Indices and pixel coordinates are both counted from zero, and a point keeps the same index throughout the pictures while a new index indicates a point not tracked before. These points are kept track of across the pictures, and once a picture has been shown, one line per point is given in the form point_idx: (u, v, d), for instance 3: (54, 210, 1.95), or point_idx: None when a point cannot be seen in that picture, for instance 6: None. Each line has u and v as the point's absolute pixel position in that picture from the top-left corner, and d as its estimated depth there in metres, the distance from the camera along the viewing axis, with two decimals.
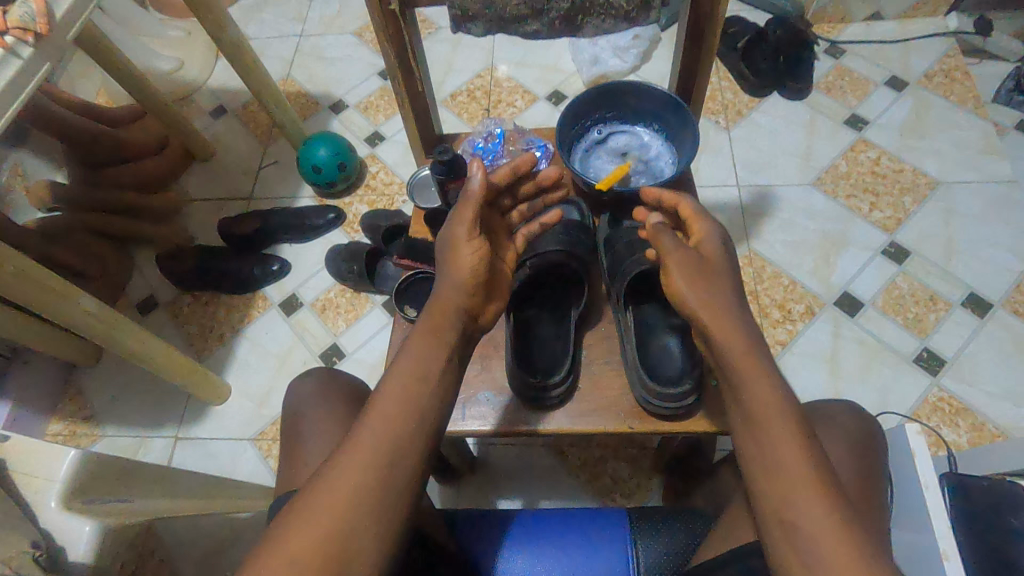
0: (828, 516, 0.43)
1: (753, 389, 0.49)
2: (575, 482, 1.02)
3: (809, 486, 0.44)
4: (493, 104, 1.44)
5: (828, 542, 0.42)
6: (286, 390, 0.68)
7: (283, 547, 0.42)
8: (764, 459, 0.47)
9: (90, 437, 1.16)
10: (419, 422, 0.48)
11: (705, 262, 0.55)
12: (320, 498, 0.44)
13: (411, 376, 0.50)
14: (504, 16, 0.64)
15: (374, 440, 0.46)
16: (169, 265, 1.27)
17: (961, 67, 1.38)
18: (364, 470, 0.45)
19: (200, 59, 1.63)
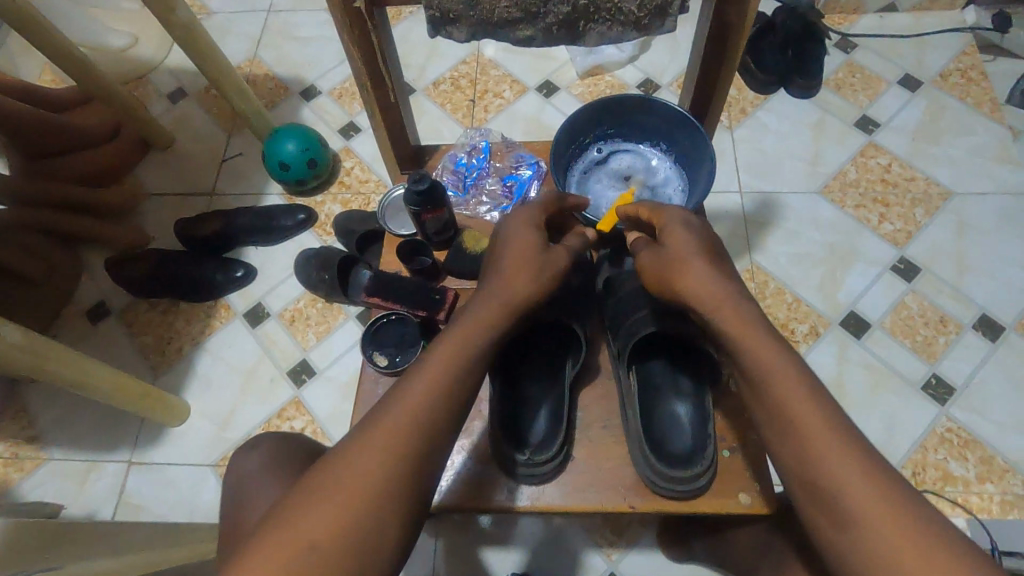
0: (847, 463, 0.45)
1: (757, 356, 0.51)
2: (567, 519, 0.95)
3: (824, 438, 0.46)
4: (479, 94, 1.32)
5: (854, 490, 0.44)
6: (231, 467, 0.64)
7: (300, 520, 0.42)
8: (793, 444, 0.48)
9: (35, 460, 1.06)
10: (437, 421, 0.49)
11: (674, 253, 0.58)
12: (331, 488, 0.44)
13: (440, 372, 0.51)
14: (493, 20, 0.57)
15: (396, 431, 0.47)
16: (120, 270, 1.16)
17: (977, 67, 1.29)
18: (382, 460, 0.46)
19: (157, 34, 1.48)
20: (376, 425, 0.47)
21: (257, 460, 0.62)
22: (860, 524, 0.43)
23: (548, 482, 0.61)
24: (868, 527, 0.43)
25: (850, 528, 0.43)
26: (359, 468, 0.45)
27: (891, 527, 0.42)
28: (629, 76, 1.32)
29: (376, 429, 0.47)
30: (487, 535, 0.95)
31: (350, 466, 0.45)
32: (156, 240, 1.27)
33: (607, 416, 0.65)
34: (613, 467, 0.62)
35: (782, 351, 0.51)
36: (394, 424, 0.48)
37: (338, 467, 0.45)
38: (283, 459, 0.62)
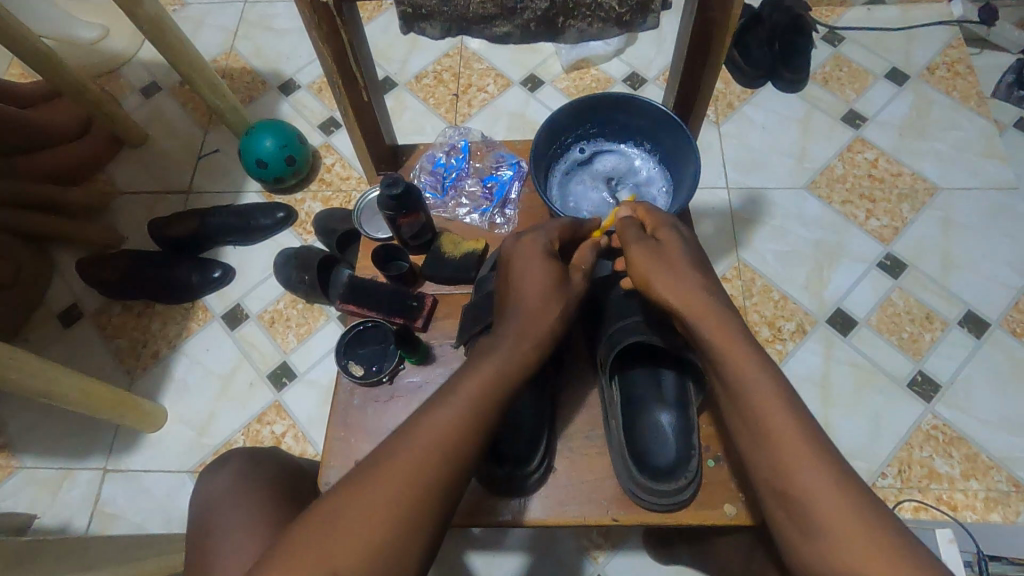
0: (821, 476, 0.45)
1: (735, 366, 0.50)
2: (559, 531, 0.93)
3: (798, 450, 0.47)
4: (462, 89, 1.30)
5: (825, 502, 0.44)
6: (199, 486, 0.61)
7: (318, 556, 0.43)
8: (768, 455, 0.48)
9: (6, 469, 1.03)
10: (449, 457, 0.48)
11: (664, 257, 0.56)
12: (337, 521, 0.45)
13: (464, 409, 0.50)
14: (467, 16, 0.54)
15: (411, 470, 0.47)
16: (91, 272, 1.12)
17: (963, 60, 1.28)
18: (389, 501, 0.46)
19: (129, 26, 1.43)
20: (393, 454, 0.47)
21: (226, 479, 0.60)
22: (830, 535, 0.44)
23: (530, 493, 0.60)
24: (837, 539, 0.43)
25: (821, 539, 0.44)
26: (366, 507, 0.45)
27: (861, 538, 0.43)
28: (614, 70, 1.30)
29: (392, 460, 0.47)
30: (473, 539, 0.94)
31: (361, 502, 0.45)
32: (129, 240, 1.23)
33: (590, 426, 0.63)
34: (596, 478, 0.61)
35: (763, 363, 0.50)
36: (410, 461, 0.47)
37: (347, 501, 0.46)
38: (253, 477, 0.60)
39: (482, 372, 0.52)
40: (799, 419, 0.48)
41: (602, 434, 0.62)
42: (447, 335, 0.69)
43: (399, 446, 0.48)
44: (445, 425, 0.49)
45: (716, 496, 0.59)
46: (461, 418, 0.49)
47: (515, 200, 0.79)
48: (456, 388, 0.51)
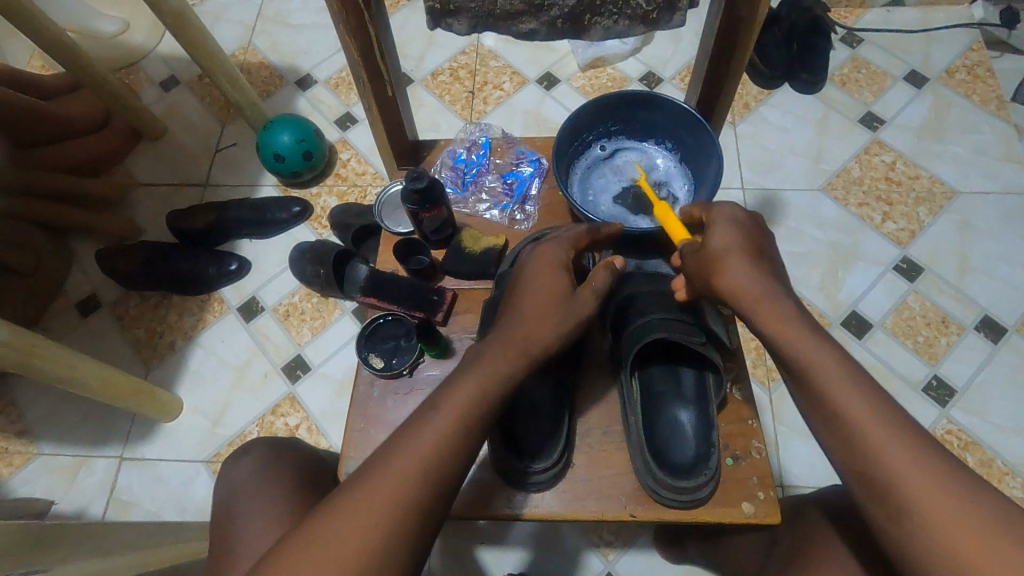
0: (911, 463, 0.44)
1: (801, 353, 0.51)
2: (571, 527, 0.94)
3: (878, 429, 0.46)
4: (478, 86, 1.30)
5: (912, 479, 0.44)
6: (221, 474, 0.62)
7: (308, 555, 0.43)
8: (849, 440, 0.47)
9: (24, 455, 1.05)
10: (442, 461, 0.47)
11: (718, 253, 0.56)
12: (326, 535, 0.43)
13: (449, 429, 0.49)
14: (495, 12, 0.55)
15: (398, 485, 0.46)
16: (110, 263, 1.13)
17: (983, 63, 1.27)
18: (378, 515, 0.44)
19: (149, 19, 1.44)
20: (380, 470, 0.47)
21: (247, 469, 0.61)
22: (920, 516, 0.43)
23: (547, 489, 0.61)
24: (931, 517, 0.43)
25: (913, 519, 0.43)
26: (353, 522, 0.44)
27: (961, 523, 0.42)
28: (631, 69, 1.30)
29: (379, 475, 0.46)
30: (483, 533, 0.94)
31: (347, 515, 0.44)
32: (147, 232, 1.25)
33: (607, 422, 0.63)
34: (614, 473, 0.61)
35: (829, 353, 0.50)
36: (396, 478, 0.46)
37: (332, 515, 0.44)
38: (274, 468, 0.60)
39: (468, 386, 0.51)
40: (871, 402, 0.48)
41: (620, 430, 0.63)
42: (466, 329, 0.70)
43: (385, 465, 0.47)
44: (426, 446, 0.48)
45: (734, 495, 0.59)
46: (448, 434, 0.49)
47: (534, 197, 0.79)
48: (441, 405, 0.50)
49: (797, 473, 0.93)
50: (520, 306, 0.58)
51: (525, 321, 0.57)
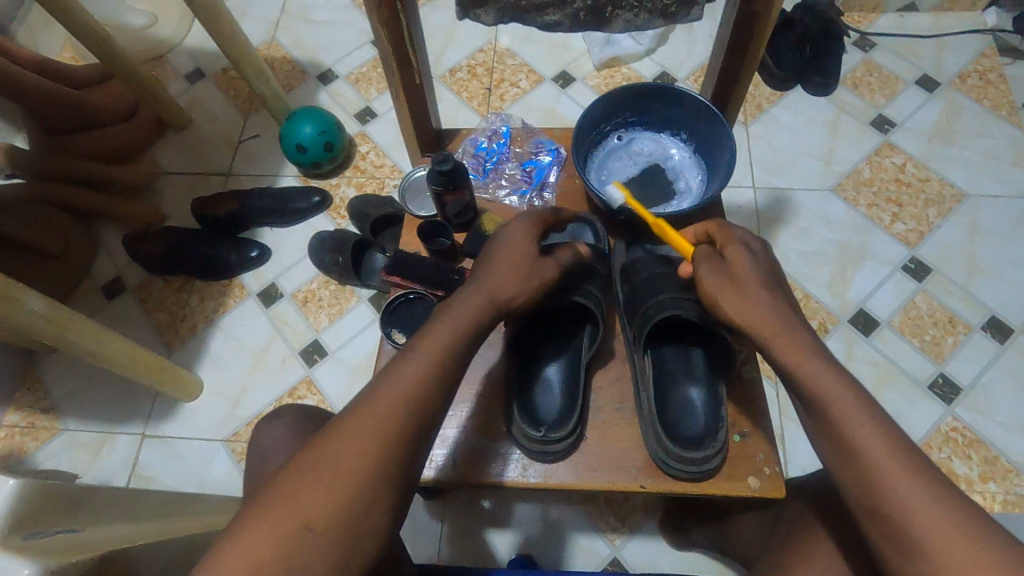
0: (903, 476, 0.45)
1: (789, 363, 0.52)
2: (578, 515, 0.96)
3: (874, 438, 0.47)
4: (495, 83, 1.33)
5: (904, 487, 0.45)
6: (251, 438, 0.66)
7: (293, 497, 0.43)
8: (842, 446, 0.48)
9: (50, 430, 1.08)
10: (421, 412, 0.49)
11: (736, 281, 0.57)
12: (303, 489, 0.44)
13: (411, 385, 0.49)
14: (521, 4, 0.58)
15: (368, 441, 0.46)
16: (137, 246, 1.17)
17: (995, 69, 1.29)
18: (351, 468, 0.45)
19: (176, 13, 1.48)
20: (348, 426, 0.47)
21: (274, 434, 0.64)
22: (909, 528, 0.44)
23: (560, 463, 0.63)
24: (919, 521, 0.43)
25: (902, 530, 0.44)
26: (329, 476, 0.44)
27: (946, 537, 0.42)
28: (645, 69, 1.32)
29: (347, 432, 0.46)
30: (489, 514, 0.97)
31: (323, 470, 0.45)
32: (171, 218, 1.28)
33: (619, 399, 0.66)
34: (625, 447, 0.63)
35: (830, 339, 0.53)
36: (365, 436, 0.46)
37: (306, 472, 0.45)
38: (301, 433, 0.63)
39: (430, 343, 0.52)
40: (862, 390, 0.50)
41: (632, 407, 0.65)
42: None
43: (352, 421, 0.47)
44: (391, 401, 0.48)
45: (741, 471, 0.61)
46: (414, 388, 0.49)
47: (552, 184, 0.82)
48: (400, 369, 0.50)
49: (802, 465, 0.94)
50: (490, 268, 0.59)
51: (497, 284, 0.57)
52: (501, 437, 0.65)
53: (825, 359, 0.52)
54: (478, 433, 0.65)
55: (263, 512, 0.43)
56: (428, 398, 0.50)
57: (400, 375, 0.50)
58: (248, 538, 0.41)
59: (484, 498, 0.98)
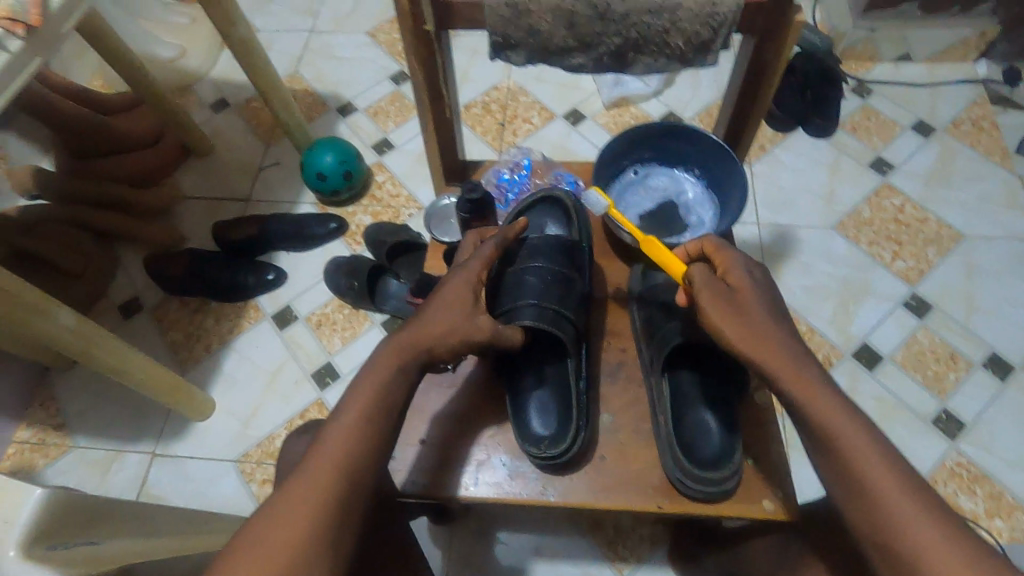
0: (903, 493, 0.47)
1: (799, 394, 0.52)
2: (586, 545, 0.96)
3: (883, 473, 0.48)
4: (508, 119, 1.38)
5: (909, 513, 0.46)
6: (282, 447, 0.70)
7: (274, 520, 0.47)
8: (841, 464, 0.50)
9: (60, 447, 1.09)
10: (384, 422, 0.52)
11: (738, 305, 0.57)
12: (280, 511, 0.47)
13: (365, 409, 0.52)
14: (549, 47, 0.62)
15: (331, 462, 0.49)
16: (157, 267, 1.20)
17: (987, 117, 1.35)
18: (314, 494, 0.48)
19: (204, 47, 1.55)
20: (317, 448, 0.50)
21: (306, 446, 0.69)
22: (910, 545, 0.46)
23: (578, 483, 0.65)
24: (918, 537, 0.45)
25: (905, 547, 0.46)
26: (298, 504, 0.47)
27: (942, 551, 0.44)
28: (652, 109, 1.38)
29: (317, 454, 0.50)
30: (493, 542, 0.97)
31: (293, 500, 0.48)
32: (190, 241, 1.31)
33: (637, 421, 0.68)
34: (642, 468, 0.65)
35: None
36: (332, 454, 0.50)
37: (277, 505, 0.48)
38: None
39: (376, 371, 0.54)
40: None
41: (650, 428, 0.67)
42: None
43: (319, 446, 0.50)
44: (346, 427, 0.51)
45: (755, 492, 0.63)
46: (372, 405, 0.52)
47: None
48: (353, 397, 0.53)
49: (809, 497, 0.95)
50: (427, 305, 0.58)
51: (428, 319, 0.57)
52: (521, 454, 0.67)
53: (828, 389, 0.52)
54: (472, 441, 0.67)
55: (249, 537, 0.46)
56: (382, 417, 0.52)
57: (353, 400, 0.53)
58: (228, 573, 0.44)
59: (488, 525, 0.98)
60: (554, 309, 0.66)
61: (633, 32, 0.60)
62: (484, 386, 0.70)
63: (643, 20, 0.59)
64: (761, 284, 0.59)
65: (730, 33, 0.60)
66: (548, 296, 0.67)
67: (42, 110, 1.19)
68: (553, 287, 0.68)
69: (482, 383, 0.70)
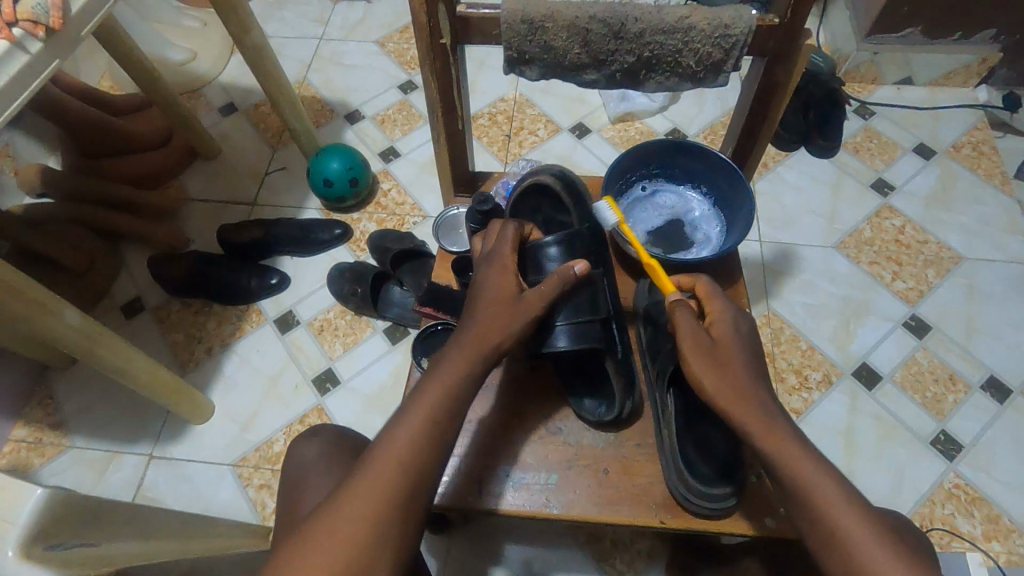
0: (874, 542, 0.47)
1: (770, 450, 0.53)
2: (582, 561, 0.96)
3: (855, 523, 0.49)
4: (515, 130, 1.40)
5: (885, 562, 0.46)
6: (290, 449, 0.70)
7: (339, 522, 0.48)
8: (813, 518, 0.50)
9: (57, 447, 1.08)
10: (448, 428, 0.53)
11: (718, 348, 0.59)
12: (344, 514, 0.48)
13: (428, 418, 0.53)
14: (563, 64, 0.63)
15: (395, 466, 0.50)
16: (160, 269, 1.19)
17: (987, 141, 1.36)
18: (372, 503, 0.48)
19: (215, 51, 1.56)
20: (382, 451, 0.51)
21: (315, 449, 0.69)
22: None
23: (582, 494, 0.66)
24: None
25: None
26: (356, 511, 0.48)
27: None
28: (657, 125, 1.40)
29: (382, 458, 0.51)
30: (489, 556, 0.96)
31: (351, 506, 0.48)
32: (195, 242, 1.31)
33: (641, 435, 0.69)
34: (646, 481, 0.66)
35: None
36: (397, 460, 0.51)
37: (334, 509, 0.48)
38: (337, 454, 0.68)
39: (442, 379, 0.54)
40: None
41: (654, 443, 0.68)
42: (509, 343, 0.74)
43: (385, 450, 0.51)
44: (409, 435, 0.52)
45: (758, 508, 0.64)
46: (434, 414, 0.53)
47: None
48: (414, 404, 0.54)
49: None
50: (473, 311, 0.60)
51: (481, 325, 0.58)
52: (525, 466, 0.67)
53: None
54: (483, 453, 0.67)
55: (314, 538, 0.47)
56: (444, 428, 0.53)
57: (417, 407, 0.53)
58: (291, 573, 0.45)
59: (484, 538, 0.98)
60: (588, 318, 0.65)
61: (646, 51, 0.61)
62: (497, 399, 0.70)
63: (656, 40, 0.60)
64: (746, 339, 0.61)
65: (741, 55, 0.61)
66: (580, 305, 0.65)
67: (55, 110, 1.20)
68: (584, 291, 0.66)
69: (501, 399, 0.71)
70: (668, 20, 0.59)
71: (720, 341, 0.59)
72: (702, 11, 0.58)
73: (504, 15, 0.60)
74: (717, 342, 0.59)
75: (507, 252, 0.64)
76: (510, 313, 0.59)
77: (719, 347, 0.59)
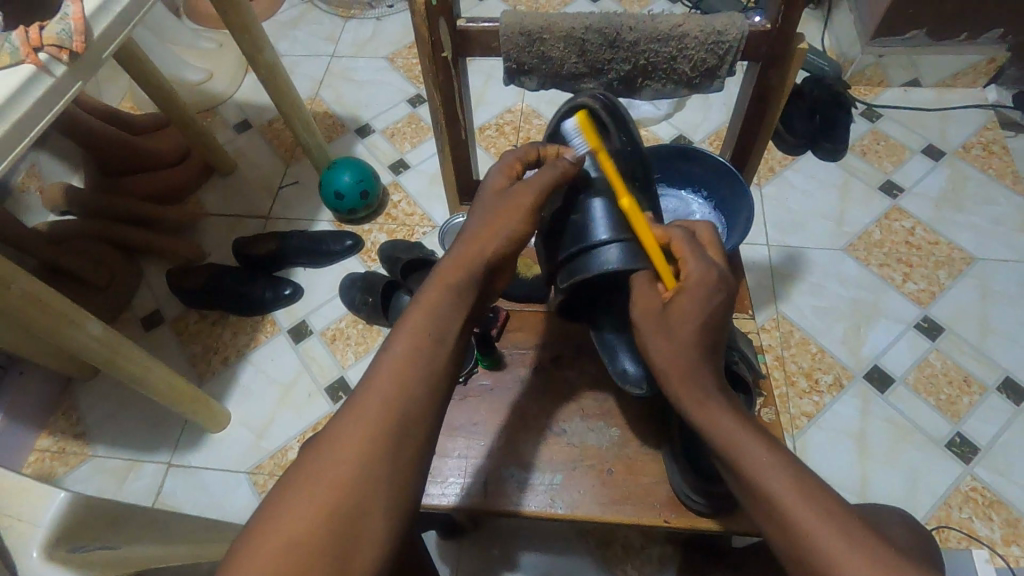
0: (832, 531, 0.46)
1: (726, 441, 0.51)
2: (594, 568, 0.96)
3: (809, 513, 0.47)
4: (522, 141, 1.42)
5: (840, 551, 0.45)
6: None
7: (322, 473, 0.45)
8: (770, 509, 0.48)
9: (79, 456, 1.12)
10: (430, 360, 0.50)
11: (671, 312, 0.54)
12: (324, 466, 0.45)
13: (409, 353, 0.50)
14: (561, 73, 0.65)
15: (380, 407, 0.48)
16: (177, 281, 1.23)
17: (998, 141, 1.35)
18: (358, 445, 0.46)
19: (229, 72, 1.61)
20: (364, 397, 0.48)
21: None
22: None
23: (587, 494, 0.67)
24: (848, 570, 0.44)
25: None
26: (342, 458, 0.46)
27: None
28: (663, 132, 1.41)
29: (363, 403, 0.48)
30: (502, 560, 0.97)
31: (333, 451, 0.46)
32: (211, 256, 1.35)
33: (645, 435, 0.70)
34: (650, 481, 0.68)
35: None
36: (378, 402, 0.48)
37: (314, 464, 0.46)
38: None
39: (420, 311, 0.52)
40: None
41: (657, 444, 0.69)
42: (518, 345, 0.77)
43: (366, 396, 0.48)
44: (392, 370, 0.49)
45: None
46: (412, 348, 0.50)
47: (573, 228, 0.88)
48: (393, 340, 0.51)
49: None
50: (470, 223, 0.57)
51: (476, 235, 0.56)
52: (531, 466, 0.69)
53: None
54: (492, 453, 0.70)
55: (296, 492, 0.44)
56: (432, 353, 0.51)
57: (397, 343, 0.51)
58: (278, 527, 0.43)
59: (497, 544, 0.98)
60: (630, 235, 0.61)
61: (641, 59, 0.63)
62: (504, 401, 0.74)
63: (651, 48, 0.62)
64: (715, 301, 0.55)
65: (735, 60, 0.63)
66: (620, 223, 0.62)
67: (76, 131, 1.25)
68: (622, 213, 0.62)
69: (515, 403, 0.73)
70: (662, 28, 0.60)
71: (673, 307, 0.54)
72: (695, 18, 0.60)
73: (503, 28, 0.62)
74: (671, 307, 0.55)
75: (507, 161, 0.61)
76: (503, 207, 0.56)
77: (672, 311, 0.54)
